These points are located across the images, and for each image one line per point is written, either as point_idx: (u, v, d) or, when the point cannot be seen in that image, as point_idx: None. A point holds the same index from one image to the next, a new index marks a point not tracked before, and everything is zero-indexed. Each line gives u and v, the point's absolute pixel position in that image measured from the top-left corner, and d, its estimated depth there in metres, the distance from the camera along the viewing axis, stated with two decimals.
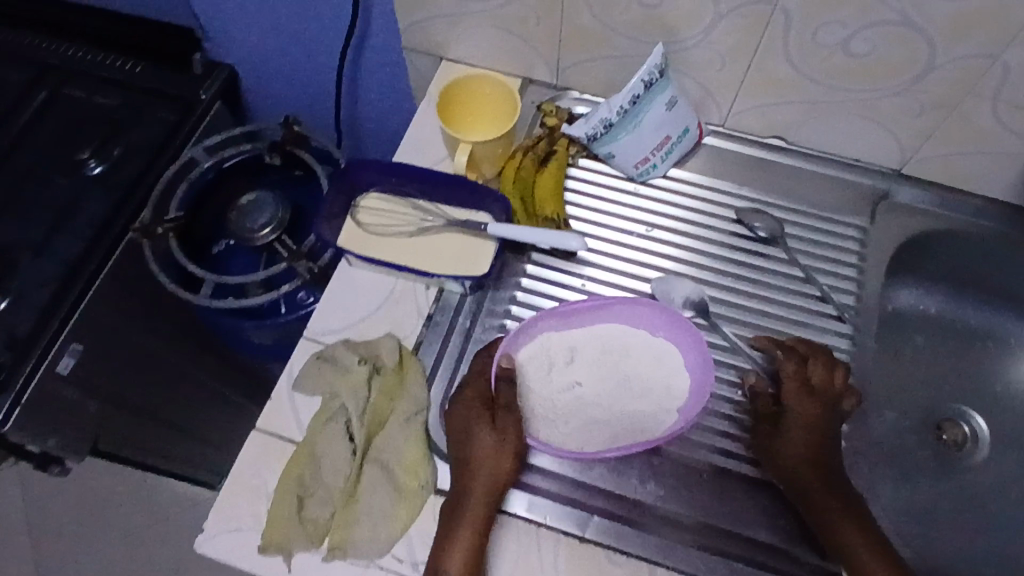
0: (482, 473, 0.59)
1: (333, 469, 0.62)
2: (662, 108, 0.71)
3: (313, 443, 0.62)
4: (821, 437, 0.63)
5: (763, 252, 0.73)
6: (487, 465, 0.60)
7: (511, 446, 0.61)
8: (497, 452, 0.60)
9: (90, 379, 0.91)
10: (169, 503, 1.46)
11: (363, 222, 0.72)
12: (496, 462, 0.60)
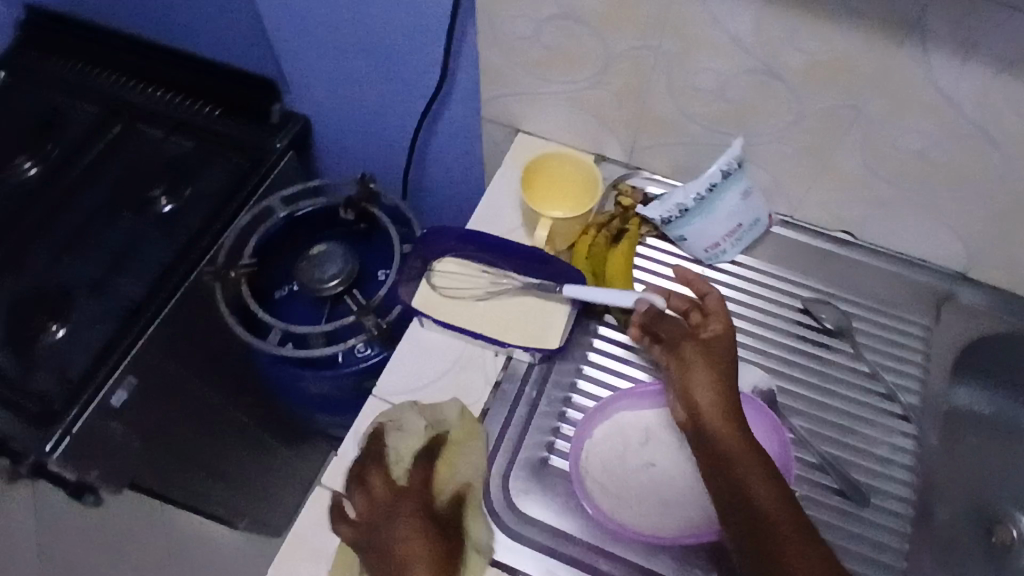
0: (414, 572, 0.56)
1: None
2: (737, 197, 0.73)
3: None
4: (723, 361, 0.63)
5: (830, 344, 0.74)
6: (413, 567, 0.56)
7: (432, 540, 0.57)
8: (424, 547, 0.57)
9: (136, 413, 0.91)
10: (185, 539, 1.44)
11: (438, 286, 0.74)
12: (423, 561, 0.56)
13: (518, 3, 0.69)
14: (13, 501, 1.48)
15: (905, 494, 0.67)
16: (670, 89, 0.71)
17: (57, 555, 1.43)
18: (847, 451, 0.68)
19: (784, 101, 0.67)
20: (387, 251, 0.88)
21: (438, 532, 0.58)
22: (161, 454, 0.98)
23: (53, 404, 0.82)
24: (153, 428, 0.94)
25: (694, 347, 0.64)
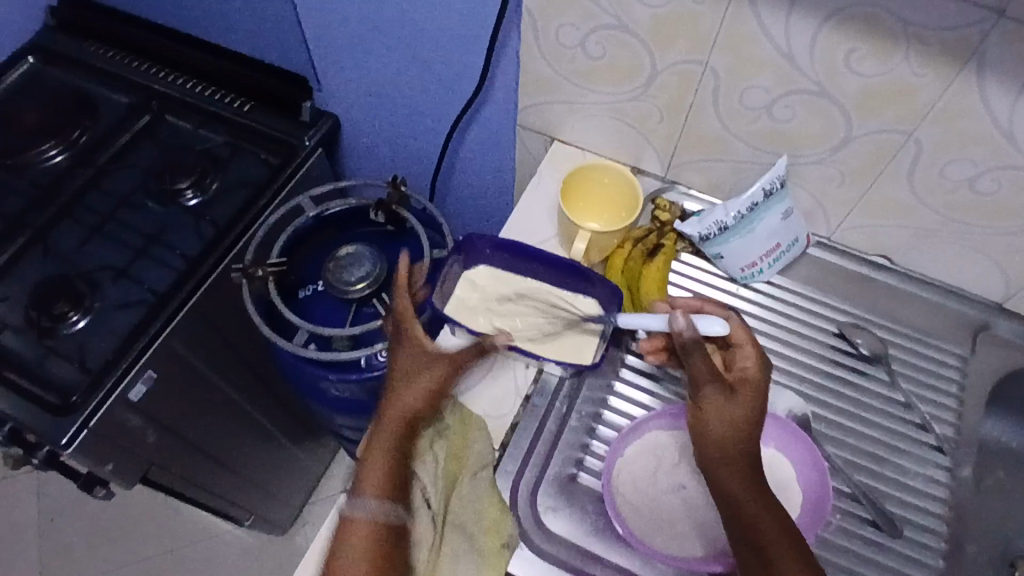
0: (398, 399, 0.66)
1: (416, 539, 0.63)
2: (778, 218, 0.72)
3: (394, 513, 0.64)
4: (748, 401, 0.60)
5: (865, 370, 0.73)
6: (404, 390, 0.67)
7: (426, 374, 0.66)
8: (415, 381, 0.66)
9: (155, 408, 0.90)
10: (188, 532, 1.43)
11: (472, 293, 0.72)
12: (411, 390, 0.66)
13: (567, 13, 0.68)
14: (17, 486, 1.47)
15: (939, 528, 0.66)
16: (716, 107, 0.71)
17: (59, 543, 1.41)
18: (881, 481, 0.67)
19: (833, 124, 0.67)
20: (416, 255, 0.88)
21: (433, 368, 0.66)
22: (175, 449, 0.97)
23: (73, 396, 0.81)
24: (170, 423, 0.93)
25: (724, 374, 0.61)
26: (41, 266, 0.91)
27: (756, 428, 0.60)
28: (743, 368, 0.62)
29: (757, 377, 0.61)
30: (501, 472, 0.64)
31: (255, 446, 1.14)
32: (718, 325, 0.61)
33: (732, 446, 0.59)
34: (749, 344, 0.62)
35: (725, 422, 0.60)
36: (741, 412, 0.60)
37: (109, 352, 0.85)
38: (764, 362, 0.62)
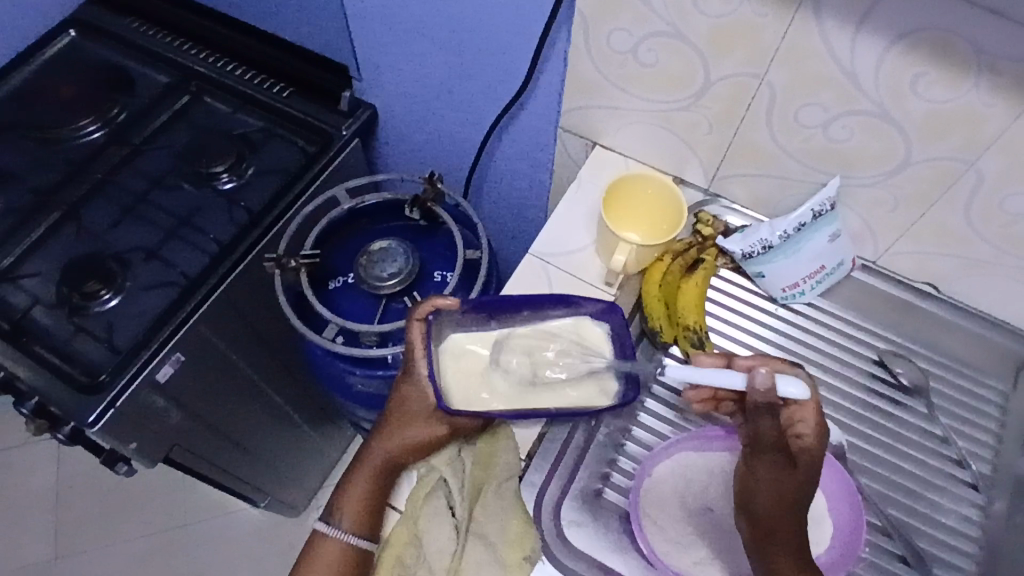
0: (391, 440, 0.65)
1: (436, 550, 0.60)
2: (826, 240, 0.70)
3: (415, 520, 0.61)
4: (793, 477, 0.58)
5: (904, 401, 0.71)
6: (399, 429, 0.65)
7: (424, 425, 0.64)
8: (409, 431, 0.64)
9: (181, 388, 0.90)
10: (204, 507, 1.45)
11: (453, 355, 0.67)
12: (406, 433, 0.64)
13: (622, 18, 0.66)
14: (36, 453, 1.49)
15: (969, 567, 0.65)
16: (769, 122, 0.69)
17: (78, 511, 1.44)
18: (911, 515, 0.66)
19: (893, 147, 0.64)
20: (447, 253, 0.87)
21: (435, 422, 0.64)
22: (197, 433, 0.97)
23: (102, 374, 0.81)
24: (194, 404, 0.93)
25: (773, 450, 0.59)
26: (75, 242, 0.91)
27: (805, 499, 0.58)
28: (801, 435, 0.59)
29: (816, 444, 0.58)
30: (526, 483, 0.63)
31: (273, 432, 1.14)
32: (795, 391, 0.57)
33: (773, 513, 0.58)
34: (813, 406, 0.58)
35: (772, 489, 0.58)
36: (792, 481, 0.58)
37: (137, 334, 0.85)
38: (825, 429, 0.59)
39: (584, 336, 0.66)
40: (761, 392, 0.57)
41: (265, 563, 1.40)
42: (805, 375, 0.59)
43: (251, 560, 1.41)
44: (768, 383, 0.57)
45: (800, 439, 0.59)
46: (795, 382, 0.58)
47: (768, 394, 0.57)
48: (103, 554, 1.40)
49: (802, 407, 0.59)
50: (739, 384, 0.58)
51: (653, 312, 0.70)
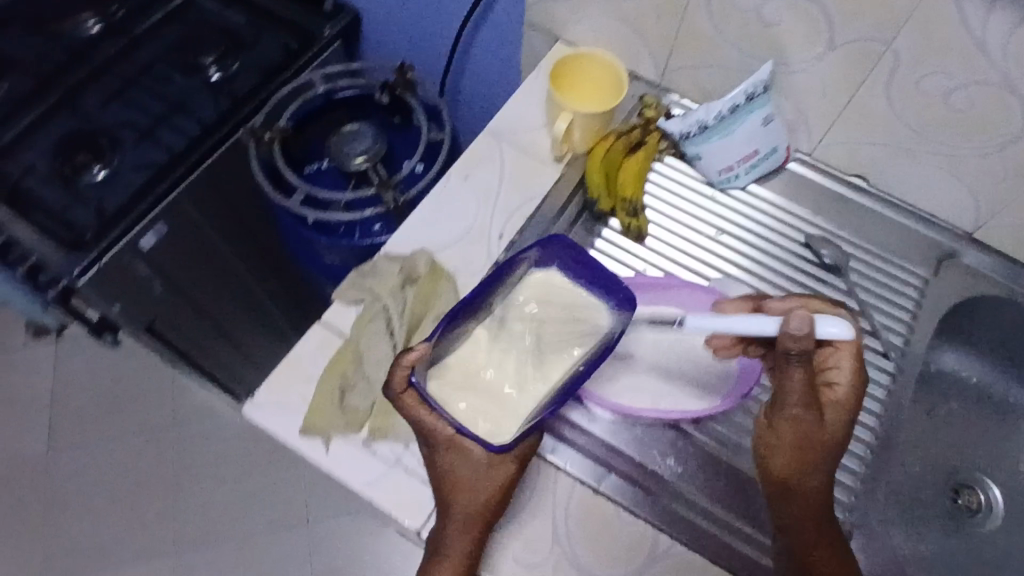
0: (463, 515, 0.57)
1: (376, 365, 0.65)
2: (758, 123, 0.73)
3: (356, 342, 0.66)
4: (817, 436, 0.56)
5: (825, 278, 0.76)
6: (466, 490, 0.57)
7: (494, 474, 0.58)
8: (477, 492, 0.57)
9: (162, 259, 0.97)
10: (195, 413, 1.52)
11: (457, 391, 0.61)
12: (476, 488, 0.57)
13: None
14: (34, 355, 1.57)
15: (870, 423, 0.71)
16: (709, 8, 0.72)
17: (72, 409, 1.52)
18: None
19: (819, 30, 0.68)
20: (414, 142, 0.93)
21: (502, 468, 0.58)
22: (179, 310, 1.04)
23: (84, 235, 0.87)
24: (176, 278, 1.00)
25: (799, 404, 0.55)
26: (67, 120, 0.97)
27: (835, 453, 0.57)
28: (833, 381, 0.59)
29: (846, 392, 0.59)
30: None
31: (256, 327, 1.21)
32: (840, 329, 0.55)
33: (795, 471, 0.57)
34: (848, 351, 0.59)
35: (797, 441, 0.56)
36: (822, 430, 0.57)
37: (122, 199, 0.90)
38: (861, 375, 0.59)
39: (550, 284, 0.67)
40: (806, 338, 0.52)
41: (246, 464, 1.48)
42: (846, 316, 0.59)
43: (236, 462, 1.47)
44: (810, 324, 0.53)
45: (830, 384, 0.59)
46: (837, 320, 0.55)
47: (808, 339, 0.52)
48: (99, 451, 1.48)
49: (838, 350, 0.60)
50: (774, 329, 0.55)
51: (592, 185, 0.75)
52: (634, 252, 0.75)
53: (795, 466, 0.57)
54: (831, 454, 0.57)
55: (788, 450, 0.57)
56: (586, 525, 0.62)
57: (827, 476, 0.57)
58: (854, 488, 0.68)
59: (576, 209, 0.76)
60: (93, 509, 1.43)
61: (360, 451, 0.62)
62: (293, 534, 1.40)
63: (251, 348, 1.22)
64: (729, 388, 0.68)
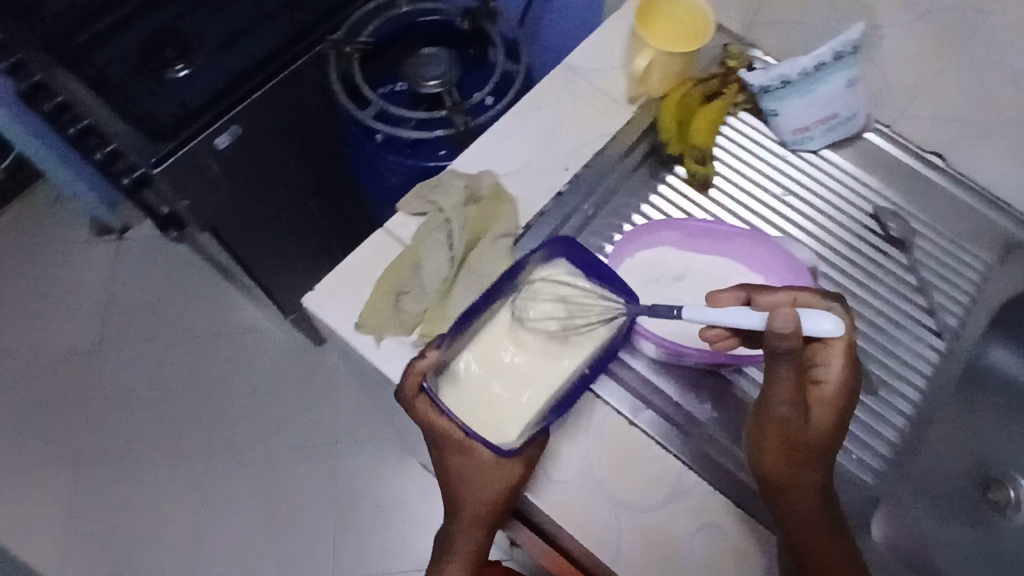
0: (471, 509, 0.60)
1: (432, 273, 0.67)
2: (841, 84, 0.72)
3: (416, 249, 0.68)
4: (803, 434, 0.56)
5: (887, 250, 0.75)
6: (473, 490, 0.60)
7: (500, 479, 0.59)
8: (482, 490, 0.59)
9: (233, 162, 0.97)
10: (235, 325, 1.50)
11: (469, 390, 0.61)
12: (482, 489, 0.59)
13: None
14: None
15: (914, 397, 0.69)
16: None
17: None
18: (872, 345, 0.70)
19: None
20: (487, 72, 0.95)
21: (508, 474, 0.59)
22: (241, 216, 1.05)
23: (163, 127, 0.89)
24: (244, 185, 1.01)
25: (784, 404, 0.55)
26: None
27: (821, 452, 0.57)
28: (820, 380, 0.58)
29: (835, 391, 0.57)
30: (520, 246, 0.70)
31: (307, 243, 1.21)
32: (830, 324, 0.54)
33: (781, 467, 0.56)
34: (840, 348, 0.58)
35: (782, 437, 0.56)
36: (806, 428, 0.56)
37: (204, 94, 0.91)
38: (851, 375, 0.58)
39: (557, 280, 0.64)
40: (791, 334, 0.51)
41: None
42: (836, 309, 0.57)
43: (269, 377, 1.46)
44: (795, 320, 0.51)
45: (818, 383, 0.58)
46: (825, 314, 0.54)
47: (794, 335, 0.51)
48: (137, 350, 1.49)
49: (826, 348, 0.58)
50: (759, 323, 0.54)
51: (664, 128, 0.75)
52: (697, 200, 0.75)
53: (784, 463, 0.56)
54: (818, 450, 0.57)
55: (772, 442, 0.57)
56: (616, 455, 0.62)
57: (818, 474, 0.57)
58: (889, 457, 0.66)
59: (645, 151, 0.76)
60: (129, 404, 1.44)
61: (408, 353, 0.65)
62: (317, 453, 1.40)
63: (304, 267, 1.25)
64: None
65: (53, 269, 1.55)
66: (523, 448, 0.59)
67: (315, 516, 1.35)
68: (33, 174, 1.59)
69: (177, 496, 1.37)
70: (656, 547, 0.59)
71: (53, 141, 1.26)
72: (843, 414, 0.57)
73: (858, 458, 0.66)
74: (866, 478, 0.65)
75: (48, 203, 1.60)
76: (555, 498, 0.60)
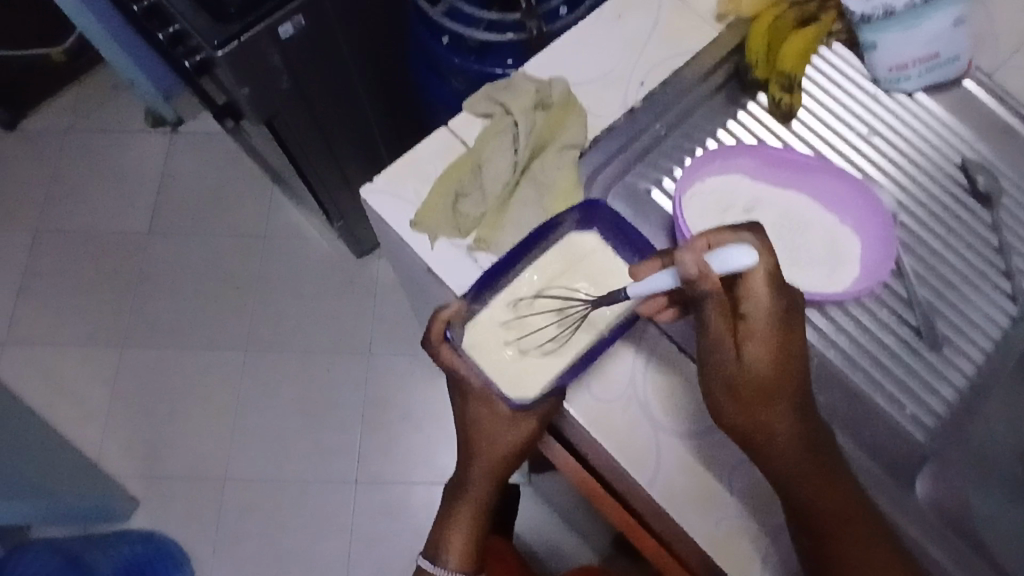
0: (482, 461, 0.59)
1: (494, 177, 0.65)
2: (948, 22, 0.67)
3: (479, 153, 0.66)
4: (753, 380, 0.51)
5: (970, 204, 0.71)
6: (486, 441, 0.59)
7: (515, 431, 0.58)
8: (497, 443, 0.59)
9: (295, 54, 0.95)
10: (280, 228, 1.51)
11: (490, 347, 0.59)
12: (496, 441, 0.59)
13: None
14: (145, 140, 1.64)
15: (977, 359, 0.66)
16: None
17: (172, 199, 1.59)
18: (941, 301, 0.67)
19: None
20: None
21: (522, 427, 0.58)
22: (298, 112, 1.03)
23: (228, 9, 0.87)
24: (303, 80, 0.99)
25: (716, 349, 0.51)
26: None
27: (781, 392, 0.51)
28: (748, 316, 0.51)
29: (769, 327, 0.51)
30: (585, 160, 0.67)
31: (359, 149, 1.19)
32: (741, 255, 0.49)
33: (736, 418, 0.52)
34: (762, 276, 0.51)
35: (727, 386, 0.52)
36: (752, 372, 0.51)
37: None
38: (781, 300, 0.51)
39: (587, 250, 0.61)
40: (704, 277, 0.49)
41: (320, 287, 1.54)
42: (748, 237, 0.51)
43: (310, 282, 1.47)
44: (703, 262, 0.49)
45: (748, 319, 0.51)
46: (737, 248, 0.49)
47: (701, 279, 0.50)
48: (184, 242, 1.51)
49: (751, 276, 0.51)
50: (670, 283, 0.52)
51: (751, 50, 0.69)
52: (776, 131, 0.71)
53: (743, 414, 0.51)
54: (774, 395, 0.51)
55: (720, 392, 0.52)
56: (660, 383, 0.60)
57: (784, 420, 0.51)
58: (941, 416, 0.64)
59: (727, 74, 0.72)
60: (175, 294, 1.47)
61: (463, 257, 0.63)
62: (351, 360, 1.42)
63: (355, 174, 1.24)
64: (847, 284, 0.64)
65: (108, 154, 1.57)
66: (535, 405, 0.58)
67: (345, 420, 1.39)
68: (91, 58, 1.59)
69: (215, 386, 1.41)
70: (691, 477, 0.58)
71: (112, 22, 1.23)
72: (791, 351, 0.51)
73: (912, 413, 0.63)
74: (917, 434, 0.63)
75: (106, 89, 1.60)
76: (595, 413, 0.60)
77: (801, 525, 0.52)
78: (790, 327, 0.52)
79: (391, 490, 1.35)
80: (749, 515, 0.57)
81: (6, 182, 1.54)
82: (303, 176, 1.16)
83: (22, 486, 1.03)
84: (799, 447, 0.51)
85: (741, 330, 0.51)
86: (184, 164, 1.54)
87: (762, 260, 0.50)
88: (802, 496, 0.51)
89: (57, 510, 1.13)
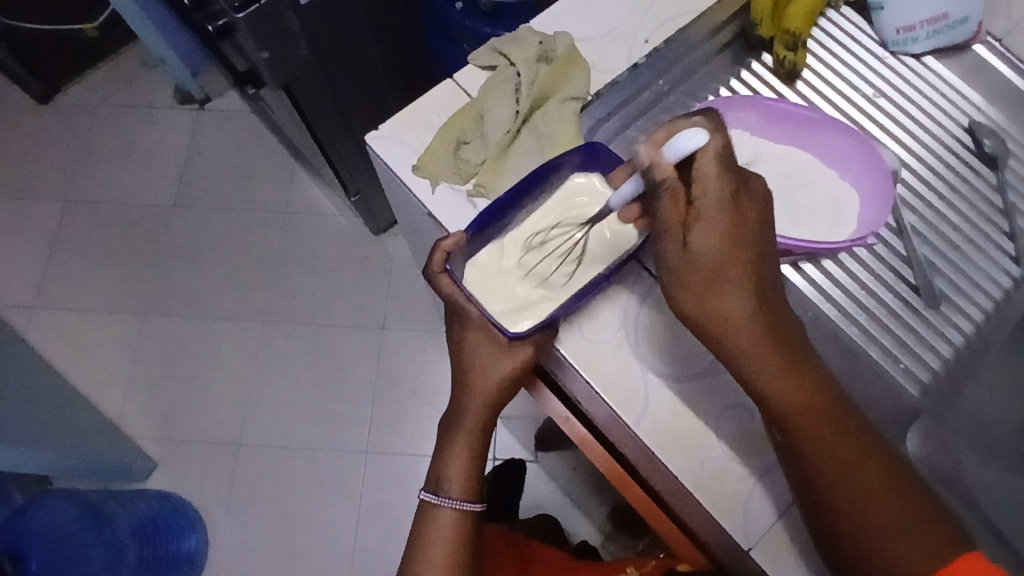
0: (478, 393, 0.60)
1: (495, 125, 0.66)
2: None
3: (482, 102, 0.67)
4: (703, 260, 0.51)
5: (977, 167, 0.70)
6: (484, 370, 0.60)
7: (511, 359, 0.60)
8: (493, 374, 0.60)
9: (314, 20, 0.97)
10: (298, 203, 1.54)
11: (489, 283, 0.61)
12: (493, 369, 0.60)
13: None
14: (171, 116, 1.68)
15: (977, 319, 0.65)
16: None
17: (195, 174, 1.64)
18: (942, 260, 0.67)
19: None
20: None
21: (518, 355, 0.60)
22: (317, 80, 1.05)
23: None
24: (322, 47, 1.02)
25: (672, 233, 0.52)
26: None
27: (731, 275, 0.51)
28: (702, 199, 0.52)
29: (719, 208, 0.51)
30: (587, 113, 0.69)
31: (376, 119, 1.22)
32: (689, 138, 0.50)
33: (687, 302, 0.52)
34: (713, 158, 0.51)
35: (678, 269, 0.52)
36: (701, 254, 0.51)
37: None
38: (732, 184, 0.52)
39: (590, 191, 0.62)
40: (657, 165, 0.52)
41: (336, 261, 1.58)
42: (701, 121, 0.53)
43: (326, 256, 1.50)
44: (656, 152, 0.52)
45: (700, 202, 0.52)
46: (685, 132, 0.51)
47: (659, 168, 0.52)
48: (206, 216, 1.55)
49: (706, 160, 0.52)
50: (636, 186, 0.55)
51: (757, 8, 0.69)
52: (781, 89, 0.71)
53: (693, 298, 0.51)
54: (723, 277, 0.51)
55: (670, 276, 0.52)
56: (653, 327, 0.61)
57: (736, 304, 0.51)
58: (939, 373, 0.63)
59: (732, 35, 0.73)
60: (195, 266, 1.51)
61: (462, 202, 0.65)
62: (364, 332, 1.45)
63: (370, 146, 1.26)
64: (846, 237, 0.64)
65: (136, 129, 1.61)
66: (530, 333, 0.59)
67: (356, 391, 1.41)
68: (122, 35, 1.64)
69: (231, 354, 1.45)
70: (682, 417, 0.59)
71: (153, 8, 1.26)
72: (740, 232, 0.51)
73: (906, 367, 0.62)
74: (910, 388, 0.62)
75: (136, 65, 1.65)
76: (587, 355, 0.61)
77: (765, 412, 0.52)
78: (741, 209, 0.52)
79: (399, 462, 1.37)
80: (736, 457, 0.58)
81: (38, 154, 1.60)
82: (320, 145, 1.19)
83: (48, 438, 1.06)
84: (755, 336, 0.50)
85: (690, 215, 0.52)
86: (212, 144, 1.60)
87: (713, 142, 0.51)
88: (762, 384, 0.51)
89: (82, 464, 1.17)
